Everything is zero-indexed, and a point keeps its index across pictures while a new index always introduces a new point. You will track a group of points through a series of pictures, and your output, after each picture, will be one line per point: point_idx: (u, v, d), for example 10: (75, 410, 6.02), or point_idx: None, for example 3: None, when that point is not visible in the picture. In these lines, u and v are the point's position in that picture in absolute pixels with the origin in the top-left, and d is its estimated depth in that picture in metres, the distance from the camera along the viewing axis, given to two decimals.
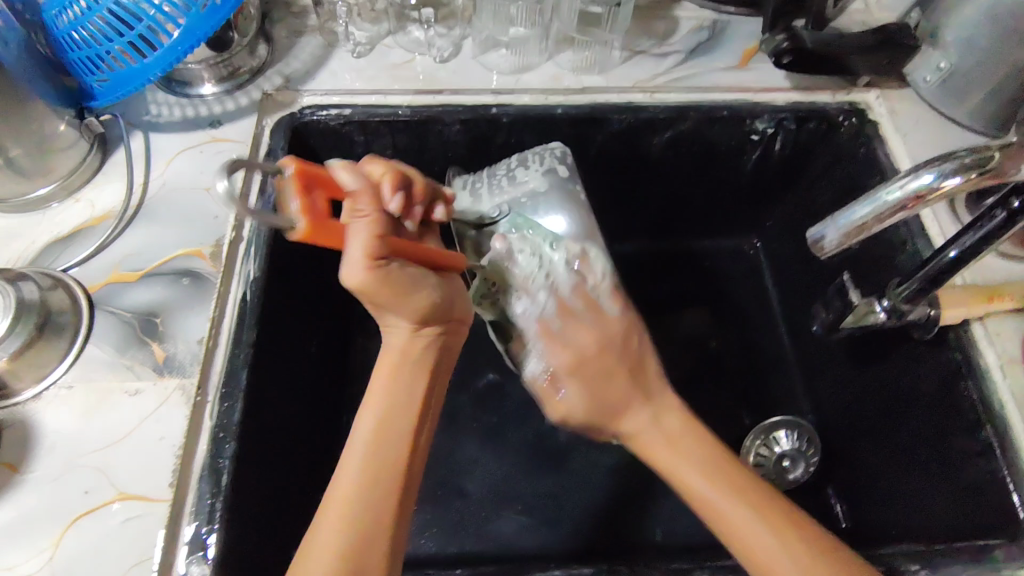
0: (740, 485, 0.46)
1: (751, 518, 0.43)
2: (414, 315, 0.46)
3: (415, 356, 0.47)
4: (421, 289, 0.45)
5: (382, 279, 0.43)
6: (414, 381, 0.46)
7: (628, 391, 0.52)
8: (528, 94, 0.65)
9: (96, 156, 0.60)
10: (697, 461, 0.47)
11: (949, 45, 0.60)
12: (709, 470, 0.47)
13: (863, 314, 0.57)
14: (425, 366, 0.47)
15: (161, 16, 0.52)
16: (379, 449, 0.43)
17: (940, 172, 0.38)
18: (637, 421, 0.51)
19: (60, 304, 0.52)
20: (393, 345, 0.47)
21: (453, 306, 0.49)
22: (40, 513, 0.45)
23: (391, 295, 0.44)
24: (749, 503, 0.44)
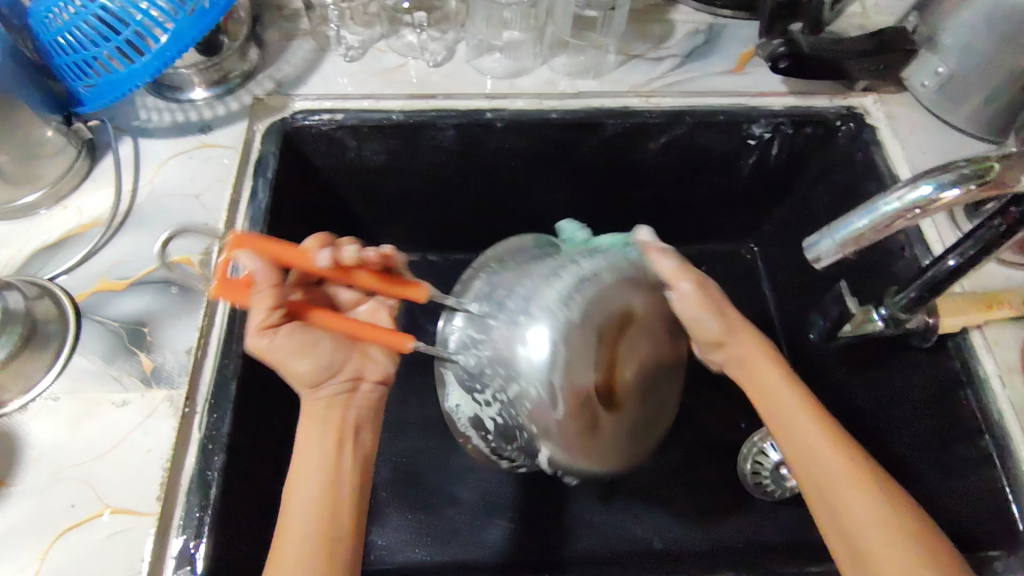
0: (849, 440, 0.45)
1: (874, 508, 0.41)
2: (308, 378, 0.48)
3: (319, 418, 0.47)
4: (312, 354, 0.48)
5: (271, 342, 0.47)
6: (324, 437, 0.46)
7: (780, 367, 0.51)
8: (522, 99, 0.64)
9: (83, 162, 0.59)
10: (802, 397, 0.48)
11: (947, 50, 0.59)
12: (809, 402, 0.48)
13: (861, 323, 0.57)
14: (335, 423, 0.47)
15: (149, 20, 0.51)
16: (325, 499, 0.43)
17: (938, 183, 0.37)
18: (778, 389, 0.49)
19: (47, 313, 0.51)
20: (309, 406, 0.48)
21: (356, 367, 0.50)
22: (25, 528, 0.44)
23: (287, 362, 0.48)
24: (851, 452, 0.44)
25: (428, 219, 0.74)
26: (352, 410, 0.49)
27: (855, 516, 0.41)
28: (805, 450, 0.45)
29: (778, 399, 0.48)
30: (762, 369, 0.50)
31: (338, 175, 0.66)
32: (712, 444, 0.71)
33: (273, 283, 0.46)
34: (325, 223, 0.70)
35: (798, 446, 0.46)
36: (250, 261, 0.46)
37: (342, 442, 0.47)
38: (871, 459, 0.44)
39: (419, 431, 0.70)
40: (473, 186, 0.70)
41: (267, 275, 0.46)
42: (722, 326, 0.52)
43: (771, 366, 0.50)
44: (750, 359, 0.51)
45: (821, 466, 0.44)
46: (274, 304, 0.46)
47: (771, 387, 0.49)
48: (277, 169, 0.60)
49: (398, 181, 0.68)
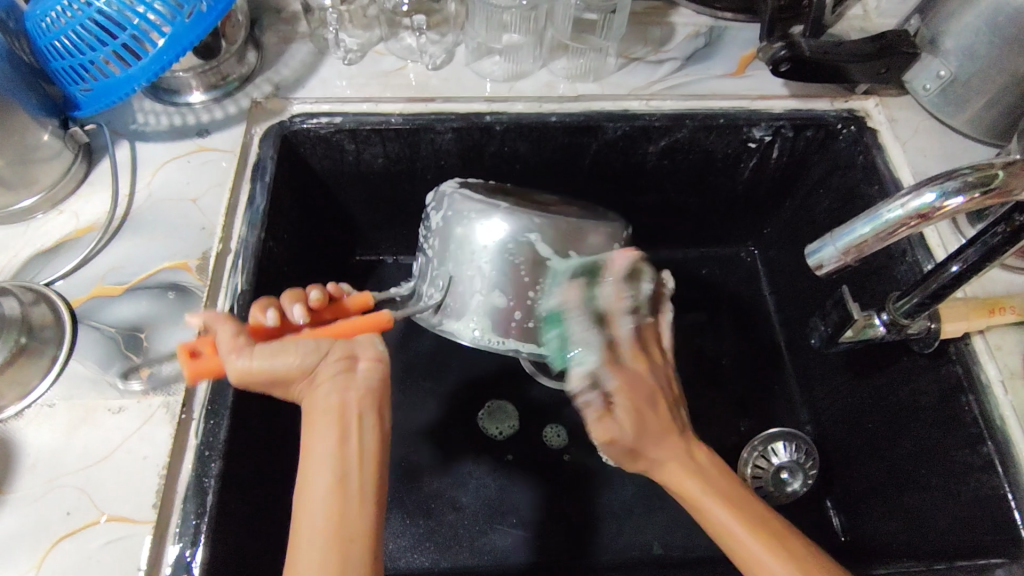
0: (764, 522, 0.44)
1: (774, 556, 0.42)
2: (297, 369, 0.45)
3: (324, 411, 0.45)
4: (295, 353, 0.45)
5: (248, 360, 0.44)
6: (330, 431, 0.44)
7: (670, 426, 0.49)
8: (521, 102, 0.63)
9: (81, 166, 0.59)
10: (720, 488, 0.46)
11: (949, 53, 0.59)
12: (727, 496, 0.45)
13: (862, 327, 0.55)
14: (338, 413, 0.45)
15: (146, 23, 0.51)
16: (332, 520, 0.41)
17: (942, 191, 0.37)
18: (670, 450, 0.47)
19: (43, 319, 0.50)
20: (314, 401, 0.46)
21: (345, 345, 0.47)
22: (21, 535, 0.44)
23: (272, 372, 0.45)
24: (771, 539, 0.43)
25: None
26: (352, 390, 0.46)
27: None
28: (705, 503, 0.45)
29: (664, 447, 0.47)
30: (655, 438, 0.47)
31: (337, 179, 0.66)
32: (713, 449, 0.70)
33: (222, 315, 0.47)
34: (324, 226, 0.69)
35: (693, 496, 0.46)
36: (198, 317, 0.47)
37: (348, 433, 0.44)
38: (810, 549, 0.43)
39: (418, 436, 0.69)
40: None
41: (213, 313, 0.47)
42: (651, 415, 0.48)
43: (693, 471, 0.47)
44: (686, 466, 0.47)
45: (719, 513, 0.45)
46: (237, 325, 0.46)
47: (681, 485, 0.47)
48: (275, 172, 0.60)
49: (397, 185, 0.68)
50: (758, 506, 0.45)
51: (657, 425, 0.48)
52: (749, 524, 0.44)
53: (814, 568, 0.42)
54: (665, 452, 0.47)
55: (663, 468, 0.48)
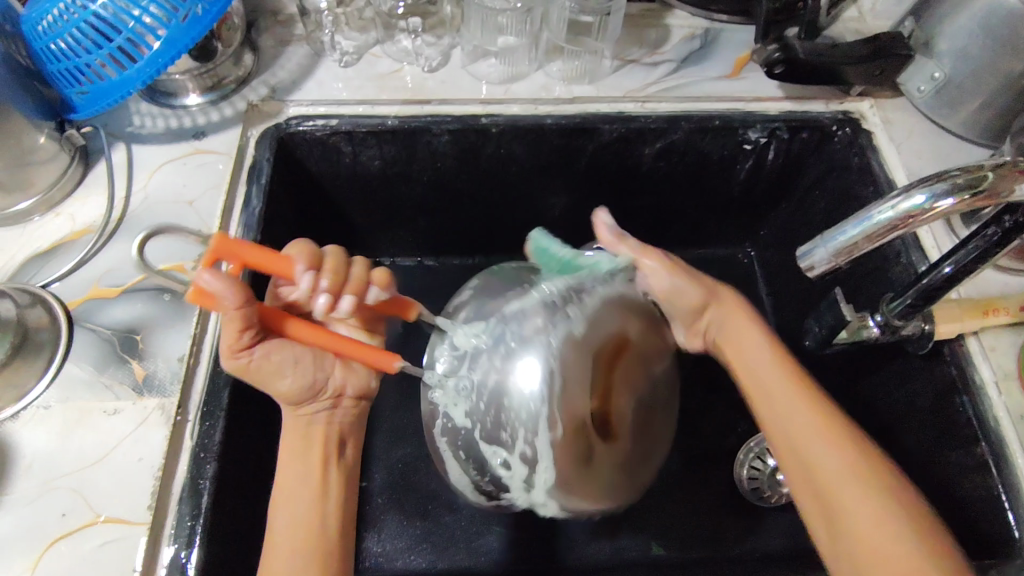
0: (835, 416, 0.48)
1: (829, 448, 0.46)
2: (289, 397, 0.49)
3: (298, 433, 0.51)
4: (291, 374, 0.48)
5: (241, 364, 0.47)
6: (310, 458, 0.50)
7: (724, 309, 0.57)
8: (517, 104, 0.64)
9: (77, 168, 0.59)
10: (805, 394, 0.50)
11: (943, 54, 0.59)
12: (806, 396, 0.50)
13: (856, 329, 0.56)
14: (319, 442, 0.51)
15: (141, 27, 0.51)
16: (298, 533, 0.46)
17: (931, 193, 0.37)
18: (760, 356, 0.54)
19: (39, 321, 0.51)
20: (294, 427, 0.51)
21: (338, 387, 0.51)
22: (16, 537, 0.44)
23: (259, 378, 0.48)
24: (842, 436, 0.47)
25: (424, 224, 0.74)
26: (337, 422, 0.52)
27: (849, 503, 0.44)
28: (776, 396, 0.51)
29: (750, 346, 0.55)
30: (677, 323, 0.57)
31: (334, 181, 0.66)
32: (710, 450, 0.70)
33: (235, 301, 0.43)
34: (320, 227, 0.70)
35: (756, 393, 0.52)
36: (212, 281, 0.41)
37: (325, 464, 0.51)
38: (862, 438, 0.47)
39: (414, 438, 0.69)
40: (469, 191, 0.70)
41: (228, 289, 0.42)
42: (740, 314, 0.57)
43: (778, 356, 0.53)
44: (769, 370, 0.52)
45: (785, 424, 0.49)
46: (242, 328, 0.45)
47: (767, 402, 0.51)
48: (271, 174, 0.60)
49: (394, 186, 0.68)
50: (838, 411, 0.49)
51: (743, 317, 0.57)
52: (812, 429, 0.47)
53: (872, 470, 0.45)
54: (757, 361, 0.54)
55: (716, 296, 0.57)
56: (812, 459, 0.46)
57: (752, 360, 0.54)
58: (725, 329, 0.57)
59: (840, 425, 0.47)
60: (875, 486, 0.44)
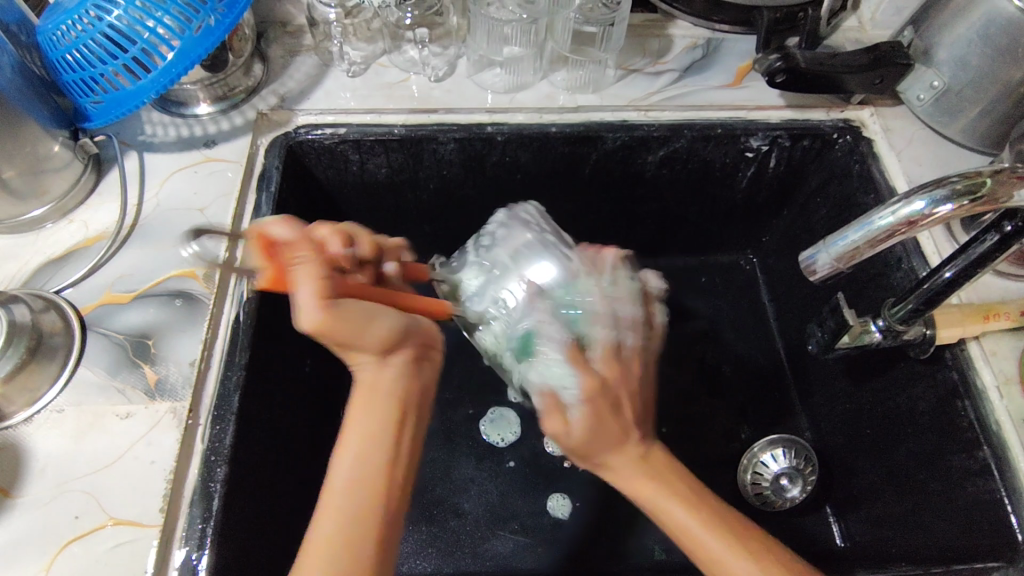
0: (726, 521, 0.44)
1: (690, 513, 0.44)
2: (380, 347, 0.45)
3: (384, 388, 0.46)
4: (379, 324, 0.45)
5: (336, 314, 0.42)
6: (386, 417, 0.45)
7: (626, 428, 0.46)
8: (522, 113, 0.65)
9: (90, 176, 0.60)
10: (695, 517, 0.43)
11: (942, 64, 0.60)
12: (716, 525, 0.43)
13: (858, 334, 0.55)
14: (398, 402, 0.46)
15: (155, 38, 0.52)
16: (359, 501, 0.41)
17: (931, 199, 0.38)
18: (621, 457, 0.46)
19: (52, 326, 0.51)
20: (365, 380, 0.46)
21: (427, 336, 0.50)
22: (30, 539, 0.45)
23: (348, 334, 0.43)
24: (739, 543, 0.42)
25: (430, 231, 0.75)
26: (414, 383, 0.47)
27: None
28: (665, 506, 0.44)
29: (647, 490, 0.45)
30: (614, 442, 0.46)
31: (341, 189, 0.67)
32: (714, 455, 0.71)
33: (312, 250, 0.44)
34: None
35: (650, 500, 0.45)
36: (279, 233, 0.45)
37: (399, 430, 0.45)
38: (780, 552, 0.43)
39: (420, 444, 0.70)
40: (473, 198, 0.70)
41: (300, 237, 0.45)
42: (609, 407, 0.46)
43: (650, 480, 0.45)
44: (635, 482, 0.45)
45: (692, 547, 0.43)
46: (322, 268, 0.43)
47: (659, 503, 0.44)
48: (280, 182, 0.61)
49: (400, 194, 0.69)
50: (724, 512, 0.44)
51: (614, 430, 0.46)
52: (733, 548, 0.42)
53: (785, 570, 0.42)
54: (617, 461, 0.46)
55: (612, 385, 0.48)
56: (681, 525, 0.43)
57: (628, 483, 0.46)
58: (628, 486, 0.46)
59: (744, 540, 0.43)
60: None
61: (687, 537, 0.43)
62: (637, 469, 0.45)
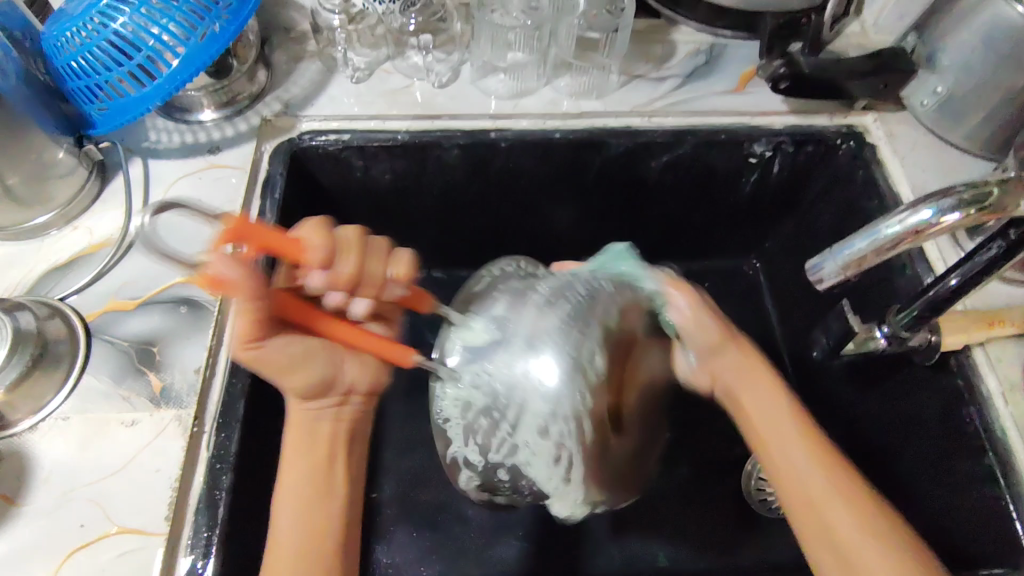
0: (850, 488, 0.46)
1: (855, 521, 0.44)
2: (301, 391, 0.49)
3: (344, 426, 0.52)
4: (304, 369, 0.49)
5: (262, 351, 0.47)
6: (314, 457, 0.49)
7: (775, 392, 0.52)
8: (526, 119, 0.65)
9: (94, 183, 0.60)
10: (806, 462, 0.48)
11: (946, 70, 0.60)
12: (823, 467, 0.47)
13: (863, 340, 0.57)
14: (329, 442, 0.51)
15: (160, 45, 0.52)
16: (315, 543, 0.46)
17: (938, 208, 0.38)
18: (764, 404, 0.52)
19: (57, 333, 0.51)
20: (304, 412, 0.51)
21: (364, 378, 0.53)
22: (35, 548, 0.45)
23: (274, 369, 0.48)
24: (853, 503, 0.45)
25: (433, 236, 0.74)
26: (343, 421, 0.52)
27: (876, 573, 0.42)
28: (790, 445, 0.49)
29: (779, 446, 0.49)
30: (768, 395, 0.52)
31: (345, 195, 0.67)
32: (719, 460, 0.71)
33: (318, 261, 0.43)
34: None
35: (768, 449, 0.50)
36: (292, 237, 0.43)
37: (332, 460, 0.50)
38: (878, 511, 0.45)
39: (424, 450, 0.70)
40: (477, 204, 0.70)
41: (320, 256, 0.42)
42: (733, 369, 0.54)
43: (795, 442, 0.49)
44: (786, 435, 0.49)
45: (799, 486, 0.47)
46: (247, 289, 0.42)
47: (785, 469, 0.48)
48: (284, 188, 0.61)
49: (403, 200, 0.69)
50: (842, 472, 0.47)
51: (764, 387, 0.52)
52: (832, 491, 0.46)
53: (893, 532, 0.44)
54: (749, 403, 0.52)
55: (716, 372, 0.54)
56: (832, 524, 0.45)
57: (766, 414, 0.51)
58: (768, 412, 0.51)
59: (853, 501, 0.45)
60: (879, 540, 0.43)
61: (786, 485, 0.47)
62: (775, 406, 0.51)
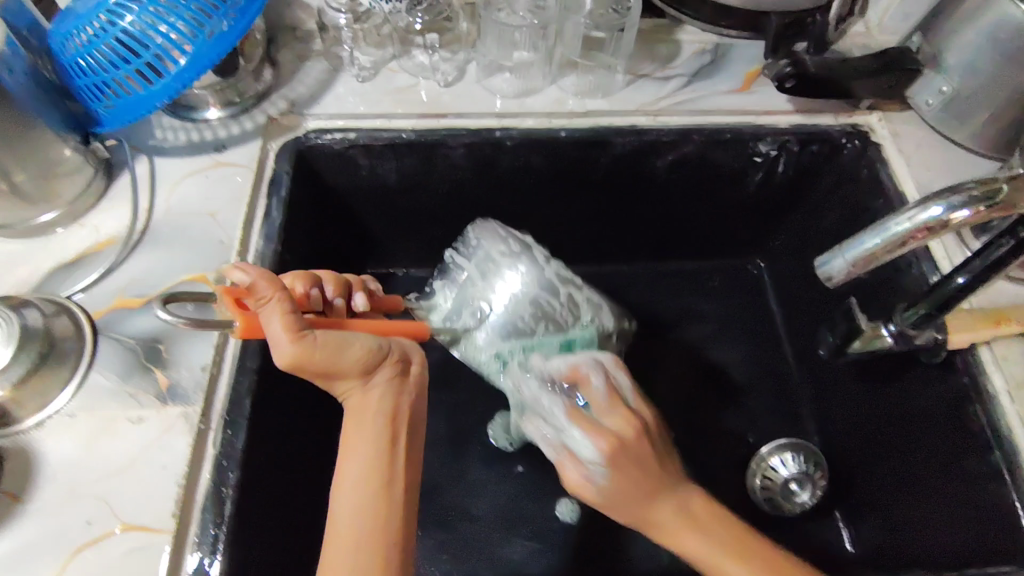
0: (758, 552, 0.45)
1: None
2: (360, 368, 0.46)
3: (402, 394, 0.48)
4: (353, 339, 0.46)
5: (312, 344, 0.44)
6: (379, 436, 0.46)
7: (665, 478, 0.48)
8: (531, 118, 0.65)
9: (100, 180, 0.60)
10: (719, 539, 0.46)
11: (951, 69, 0.60)
12: (731, 547, 0.45)
13: (871, 339, 0.57)
14: (389, 418, 0.47)
15: (168, 43, 0.52)
16: (371, 523, 0.43)
17: (948, 205, 0.38)
18: (666, 507, 0.47)
19: (64, 330, 0.51)
20: (365, 403, 0.47)
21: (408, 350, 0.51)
22: (40, 544, 0.45)
23: (326, 363, 0.44)
24: (768, 564, 0.45)
25: (438, 235, 0.75)
26: (405, 395, 0.49)
27: None
28: (676, 536, 0.47)
29: (675, 522, 0.47)
30: (648, 502, 0.47)
31: (350, 194, 0.67)
32: (723, 460, 0.71)
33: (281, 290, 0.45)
34: (335, 237, 0.70)
35: (679, 537, 0.47)
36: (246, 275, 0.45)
37: (393, 446, 0.46)
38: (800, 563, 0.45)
39: (427, 450, 0.70)
40: (481, 203, 0.71)
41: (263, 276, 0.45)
42: (643, 470, 0.48)
43: (687, 525, 0.47)
44: (677, 522, 0.47)
45: (704, 554, 0.46)
46: (291, 308, 0.44)
47: (691, 546, 0.46)
48: (290, 187, 0.61)
49: (408, 199, 0.69)
50: (740, 532, 0.47)
51: (651, 484, 0.47)
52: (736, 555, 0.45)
53: None
54: (656, 516, 0.47)
55: (622, 457, 0.47)
56: None
57: (668, 519, 0.47)
58: (655, 518, 0.47)
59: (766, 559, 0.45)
60: None
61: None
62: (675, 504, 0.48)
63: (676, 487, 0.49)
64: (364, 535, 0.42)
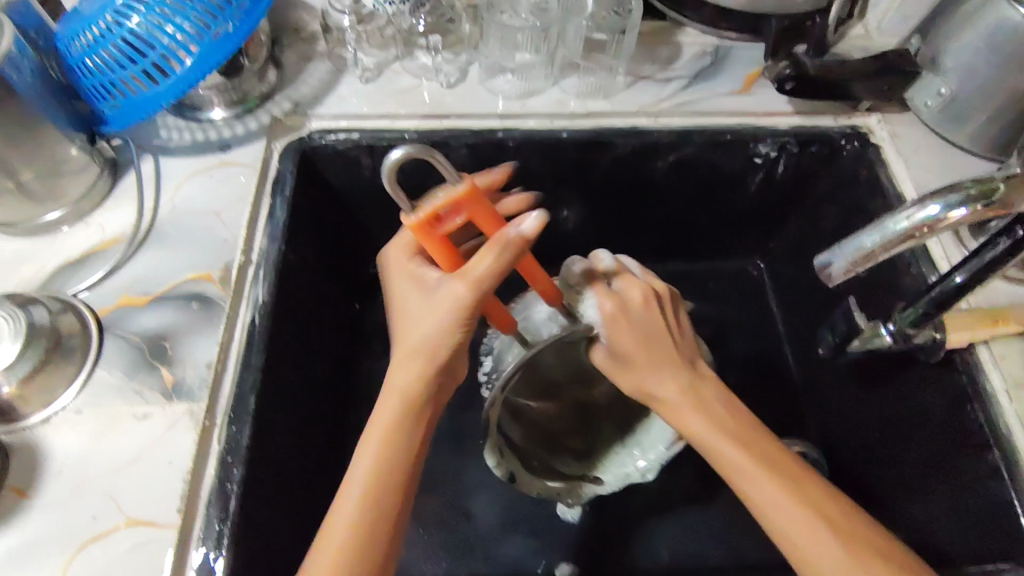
0: (772, 456, 0.46)
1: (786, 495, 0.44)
2: (427, 346, 0.45)
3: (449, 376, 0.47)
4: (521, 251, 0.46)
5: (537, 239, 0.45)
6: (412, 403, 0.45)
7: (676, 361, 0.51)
8: (533, 119, 0.66)
9: (106, 180, 0.60)
10: (720, 423, 0.48)
11: (950, 71, 0.60)
12: (739, 439, 0.47)
13: (872, 335, 0.58)
14: (422, 395, 0.45)
15: (174, 43, 0.53)
16: (376, 485, 0.43)
17: (946, 203, 0.38)
18: (664, 381, 0.50)
19: (70, 327, 0.52)
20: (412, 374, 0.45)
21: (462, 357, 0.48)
22: (46, 539, 0.45)
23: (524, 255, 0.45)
24: (788, 477, 0.45)
25: None
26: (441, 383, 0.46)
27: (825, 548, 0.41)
28: (689, 422, 0.49)
29: (760, 444, 0.47)
30: (654, 374, 0.50)
31: (353, 194, 0.68)
32: None
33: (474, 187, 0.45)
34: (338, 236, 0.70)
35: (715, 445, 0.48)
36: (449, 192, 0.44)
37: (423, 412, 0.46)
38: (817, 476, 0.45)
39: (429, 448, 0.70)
40: None
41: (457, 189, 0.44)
42: (662, 350, 0.51)
43: (690, 405, 0.49)
44: (681, 398, 0.50)
45: (742, 480, 0.45)
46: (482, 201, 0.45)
47: (697, 431, 0.49)
48: (294, 187, 0.61)
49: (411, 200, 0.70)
50: (773, 449, 0.47)
51: (665, 358, 0.51)
52: (757, 463, 0.45)
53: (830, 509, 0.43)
54: (663, 389, 0.50)
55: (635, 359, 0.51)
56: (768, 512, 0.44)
57: (693, 421, 0.49)
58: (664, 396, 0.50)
59: (782, 471, 0.45)
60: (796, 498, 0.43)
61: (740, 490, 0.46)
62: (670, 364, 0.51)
63: (692, 376, 0.51)
64: (365, 493, 0.43)
